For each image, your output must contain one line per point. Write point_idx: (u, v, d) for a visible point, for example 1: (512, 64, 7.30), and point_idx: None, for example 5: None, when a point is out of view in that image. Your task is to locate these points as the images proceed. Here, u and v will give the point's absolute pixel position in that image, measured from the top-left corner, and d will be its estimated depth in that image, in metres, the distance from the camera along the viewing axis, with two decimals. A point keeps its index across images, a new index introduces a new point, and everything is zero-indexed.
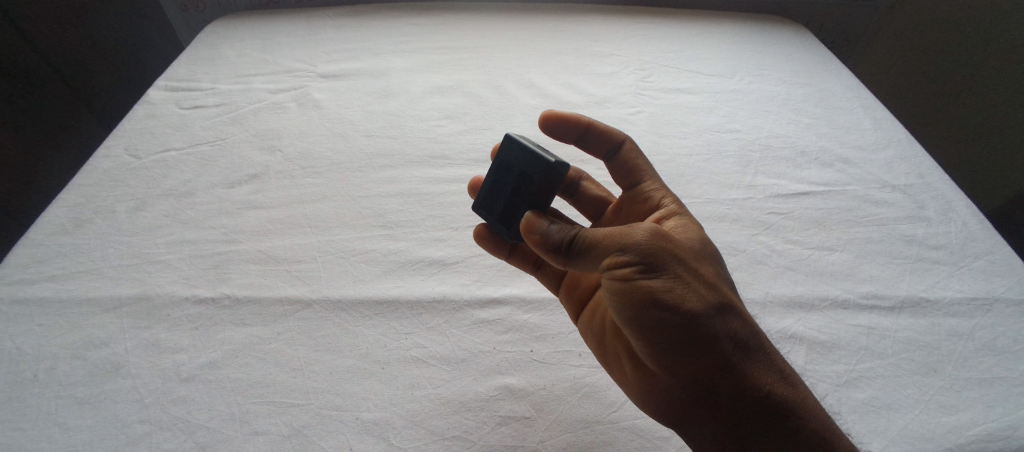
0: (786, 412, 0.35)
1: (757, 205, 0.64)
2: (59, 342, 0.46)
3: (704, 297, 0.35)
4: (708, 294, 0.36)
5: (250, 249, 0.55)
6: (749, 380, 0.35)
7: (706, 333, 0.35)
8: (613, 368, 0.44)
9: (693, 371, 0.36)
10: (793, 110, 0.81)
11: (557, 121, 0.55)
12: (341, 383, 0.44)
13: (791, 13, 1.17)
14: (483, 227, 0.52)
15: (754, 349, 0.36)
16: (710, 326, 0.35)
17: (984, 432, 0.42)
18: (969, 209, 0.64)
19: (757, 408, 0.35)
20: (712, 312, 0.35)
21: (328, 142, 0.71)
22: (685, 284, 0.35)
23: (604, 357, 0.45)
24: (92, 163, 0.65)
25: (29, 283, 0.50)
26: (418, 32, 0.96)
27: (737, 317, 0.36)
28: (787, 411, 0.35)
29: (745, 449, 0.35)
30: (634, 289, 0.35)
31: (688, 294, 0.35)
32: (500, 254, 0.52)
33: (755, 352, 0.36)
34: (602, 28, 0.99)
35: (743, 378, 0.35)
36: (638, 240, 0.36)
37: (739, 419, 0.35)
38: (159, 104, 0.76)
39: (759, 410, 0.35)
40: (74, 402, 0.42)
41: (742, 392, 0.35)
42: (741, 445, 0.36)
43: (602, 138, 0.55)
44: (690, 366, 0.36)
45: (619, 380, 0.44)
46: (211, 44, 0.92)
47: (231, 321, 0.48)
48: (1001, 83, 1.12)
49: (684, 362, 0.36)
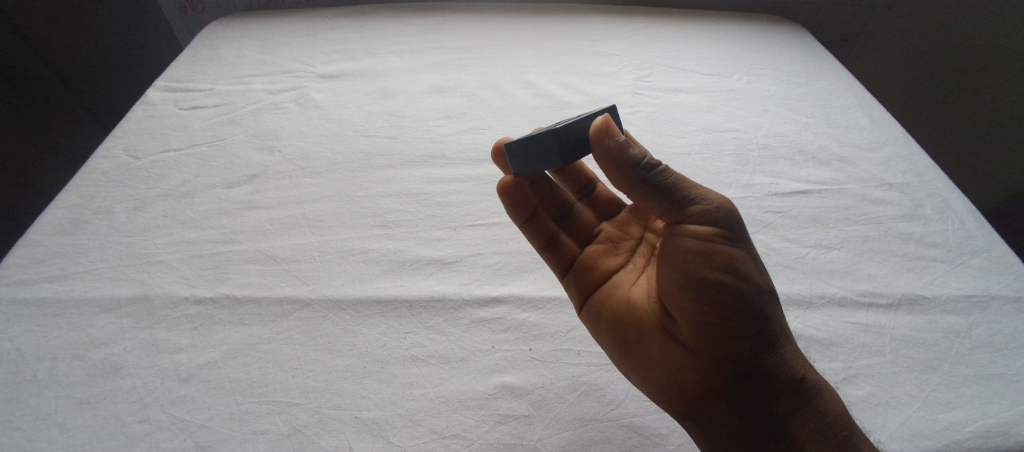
0: (816, 391, 0.39)
1: (754, 204, 0.64)
2: (59, 343, 0.46)
3: (763, 274, 0.41)
4: (764, 273, 0.41)
5: (249, 249, 0.55)
6: (786, 358, 0.40)
7: (761, 304, 0.40)
8: (634, 349, 0.44)
9: (741, 340, 0.39)
10: (790, 109, 0.81)
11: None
12: (341, 382, 0.44)
13: (790, 12, 1.17)
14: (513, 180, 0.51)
15: (789, 329, 0.42)
16: (764, 301, 0.40)
17: (982, 428, 0.42)
18: (967, 206, 0.64)
19: (791, 382, 0.39)
20: (767, 290, 0.41)
21: (327, 143, 0.71)
22: (753, 260, 0.41)
23: (626, 336, 0.45)
24: (91, 164, 0.65)
25: (29, 283, 0.50)
26: (416, 32, 0.96)
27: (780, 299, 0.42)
28: (816, 390, 0.39)
29: (773, 417, 0.39)
30: (716, 249, 0.39)
31: (752, 268, 0.40)
32: (517, 218, 0.52)
33: (789, 333, 0.41)
34: (601, 28, 0.99)
35: (783, 352, 0.40)
36: (724, 208, 0.40)
37: (776, 389, 0.39)
38: (159, 104, 0.76)
39: (792, 382, 0.39)
40: (74, 401, 0.42)
41: (781, 364, 0.39)
42: (770, 414, 0.39)
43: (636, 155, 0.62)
44: (741, 335, 0.39)
45: (641, 359, 0.44)
46: (210, 45, 0.92)
47: (231, 321, 0.48)
48: (1006, 88, 1.13)
49: (740, 330, 0.39)
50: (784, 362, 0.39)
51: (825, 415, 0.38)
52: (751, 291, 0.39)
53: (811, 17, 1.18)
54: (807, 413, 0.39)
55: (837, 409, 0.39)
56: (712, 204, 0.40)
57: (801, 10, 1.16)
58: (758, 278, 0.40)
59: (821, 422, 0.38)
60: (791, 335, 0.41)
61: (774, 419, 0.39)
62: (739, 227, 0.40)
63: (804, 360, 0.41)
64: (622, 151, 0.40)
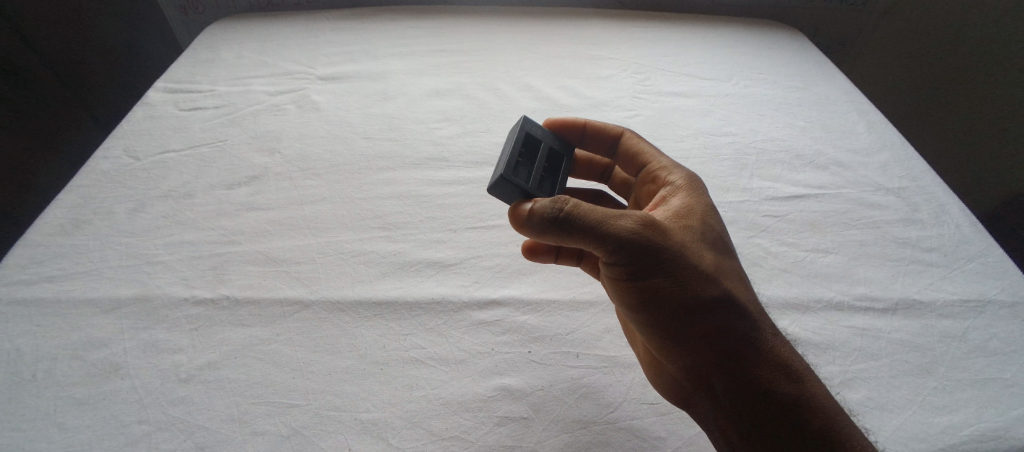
0: (788, 406, 0.37)
1: (752, 208, 0.64)
2: (57, 343, 0.46)
3: (696, 290, 0.39)
4: (700, 288, 0.40)
5: (250, 250, 0.55)
6: (747, 372, 0.39)
7: (697, 321, 0.39)
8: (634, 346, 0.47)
9: (692, 354, 0.40)
10: (788, 113, 0.82)
11: (557, 128, 0.57)
12: (341, 384, 0.44)
13: (789, 18, 1.17)
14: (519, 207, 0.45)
15: (756, 336, 0.40)
16: (699, 318, 0.39)
17: (977, 432, 0.43)
18: (963, 212, 0.65)
19: (752, 396, 0.38)
20: (704, 307, 0.39)
21: (327, 145, 0.71)
22: (678, 282, 0.39)
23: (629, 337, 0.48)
24: (92, 164, 0.65)
25: (28, 283, 0.50)
26: (417, 35, 0.97)
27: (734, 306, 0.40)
28: (789, 405, 0.37)
29: (746, 433, 0.38)
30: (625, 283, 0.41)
31: (678, 289, 0.39)
32: None
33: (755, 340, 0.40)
34: (601, 32, 1.00)
35: (740, 364, 0.39)
36: (630, 234, 0.39)
37: (741, 404, 0.38)
38: (159, 105, 0.77)
39: (753, 397, 0.38)
40: (73, 402, 0.42)
41: (738, 377, 0.39)
42: (742, 430, 0.38)
43: (596, 135, 0.56)
44: (689, 349, 0.40)
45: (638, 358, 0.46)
46: (210, 46, 0.92)
47: (230, 322, 0.48)
48: (999, 91, 1.13)
49: (682, 346, 0.40)
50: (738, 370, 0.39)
51: (796, 429, 0.37)
52: (680, 310, 0.39)
53: (810, 21, 1.18)
54: (774, 430, 0.37)
55: (814, 425, 0.37)
56: (612, 237, 0.39)
57: (800, 15, 1.17)
58: (684, 295, 0.39)
59: (789, 437, 0.37)
60: (760, 344, 0.39)
61: (751, 433, 0.38)
62: (650, 250, 0.39)
63: (775, 372, 0.38)
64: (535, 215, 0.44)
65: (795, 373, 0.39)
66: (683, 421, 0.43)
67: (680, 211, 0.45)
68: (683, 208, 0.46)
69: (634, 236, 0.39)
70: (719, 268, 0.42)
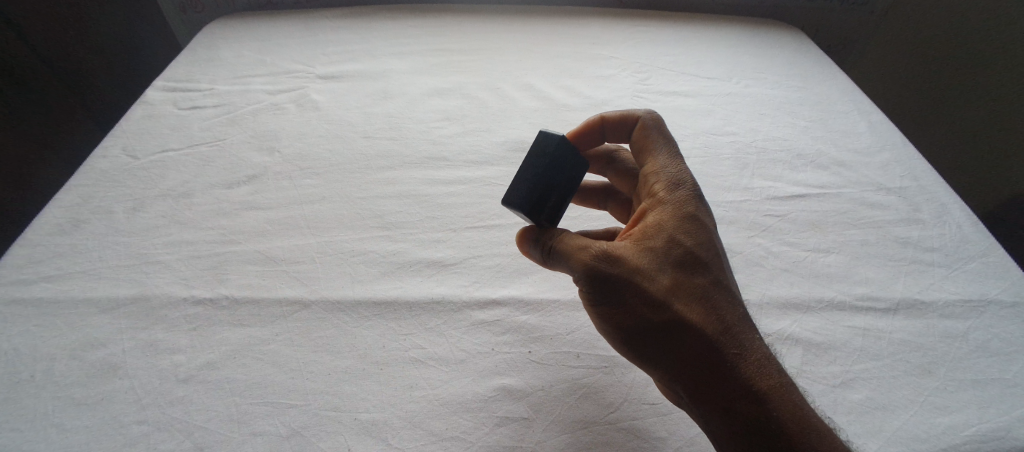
0: (751, 435, 0.34)
1: (753, 208, 0.64)
2: (55, 343, 0.45)
3: (645, 318, 0.38)
4: (650, 314, 0.38)
5: (250, 250, 0.55)
6: (707, 398, 0.36)
7: (651, 346, 0.38)
8: None
9: (658, 375, 0.39)
10: (788, 113, 0.82)
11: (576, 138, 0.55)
12: (340, 384, 0.44)
13: (790, 18, 1.17)
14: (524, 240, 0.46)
15: (719, 360, 0.37)
16: (652, 343, 0.38)
17: (979, 432, 0.43)
18: (964, 211, 0.64)
19: (714, 421, 0.36)
20: (656, 333, 0.38)
21: (327, 144, 0.71)
22: (627, 309, 0.39)
23: None
24: (90, 163, 0.65)
25: (26, 283, 0.50)
26: (417, 34, 0.96)
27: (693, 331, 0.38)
28: (752, 434, 0.34)
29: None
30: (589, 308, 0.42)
31: (627, 316, 0.39)
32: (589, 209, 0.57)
33: (718, 365, 0.36)
34: (601, 31, 1.00)
35: (700, 389, 0.36)
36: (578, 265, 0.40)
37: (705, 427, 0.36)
38: (158, 105, 0.76)
39: (714, 423, 0.36)
40: (71, 402, 0.41)
41: (697, 402, 0.36)
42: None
43: (612, 128, 0.53)
44: (654, 370, 0.39)
45: None
46: (209, 45, 0.91)
47: (229, 322, 0.48)
48: (1000, 90, 1.12)
49: (648, 367, 0.39)
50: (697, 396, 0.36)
51: None
52: (634, 336, 0.39)
53: (811, 20, 1.18)
54: None
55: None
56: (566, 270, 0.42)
57: (801, 15, 1.16)
58: (635, 323, 0.39)
59: None
60: (723, 369, 0.36)
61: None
62: (595, 281, 0.39)
63: (737, 397, 0.35)
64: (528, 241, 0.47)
65: (761, 400, 0.35)
66: (683, 421, 0.43)
67: (647, 230, 0.42)
68: (651, 224, 0.42)
69: (579, 269, 0.40)
70: (682, 288, 0.39)
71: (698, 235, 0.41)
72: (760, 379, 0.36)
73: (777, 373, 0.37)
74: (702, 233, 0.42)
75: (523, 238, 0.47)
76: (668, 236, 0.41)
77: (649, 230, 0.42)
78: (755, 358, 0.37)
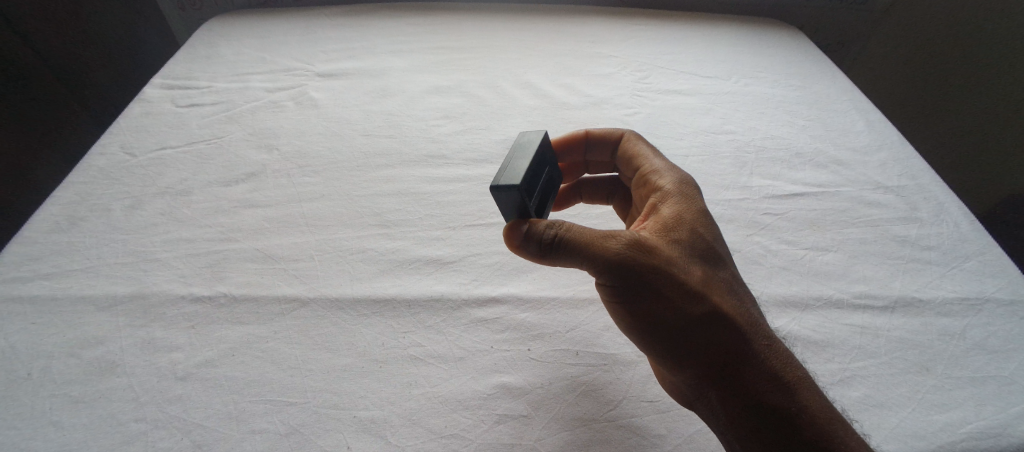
0: (786, 420, 0.36)
1: (752, 206, 0.64)
2: (53, 340, 0.45)
3: (680, 308, 0.38)
4: (689, 304, 0.39)
5: (248, 248, 0.55)
6: (743, 387, 0.37)
7: (686, 338, 0.38)
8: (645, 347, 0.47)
9: (688, 369, 0.39)
10: (787, 112, 0.82)
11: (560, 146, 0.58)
12: (338, 382, 0.44)
13: (789, 17, 1.17)
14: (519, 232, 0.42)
15: (750, 350, 0.38)
16: (690, 334, 0.38)
17: (976, 430, 0.43)
18: (961, 210, 0.65)
19: (750, 410, 0.37)
20: (695, 325, 0.38)
21: (325, 142, 0.71)
22: (665, 301, 0.39)
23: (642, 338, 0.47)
24: (87, 161, 0.65)
25: (23, 281, 0.50)
26: (416, 32, 0.96)
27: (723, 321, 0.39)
28: (787, 419, 0.36)
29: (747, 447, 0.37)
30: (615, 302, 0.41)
31: (665, 307, 0.39)
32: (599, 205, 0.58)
33: (745, 355, 0.38)
34: (601, 29, 1.00)
35: (736, 379, 0.38)
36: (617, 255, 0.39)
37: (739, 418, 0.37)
38: (156, 102, 0.76)
39: (751, 412, 0.37)
40: (69, 400, 0.41)
41: (733, 393, 0.37)
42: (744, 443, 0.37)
43: (597, 141, 0.56)
44: (683, 365, 0.39)
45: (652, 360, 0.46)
46: (207, 43, 0.91)
47: (228, 320, 0.48)
48: (1001, 87, 1.13)
49: (676, 361, 0.39)
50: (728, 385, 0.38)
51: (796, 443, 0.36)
52: (670, 328, 0.39)
53: (810, 20, 1.18)
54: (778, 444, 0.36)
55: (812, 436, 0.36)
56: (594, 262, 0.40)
57: (800, 14, 1.16)
58: (669, 313, 0.39)
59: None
60: (749, 357, 0.38)
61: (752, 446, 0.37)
62: (634, 272, 0.39)
63: (771, 385, 0.37)
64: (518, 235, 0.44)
65: (792, 386, 0.37)
66: (682, 419, 0.43)
67: (668, 222, 0.43)
68: (670, 217, 0.43)
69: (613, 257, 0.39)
70: (711, 281, 0.40)
71: (710, 231, 0.44)
72: (786, 366, 0.39)
73: (794, 360, 0.40)
74: (714, 228, 0.44)
75: (513, 230, 0.43)
76: (690, 228, 0.43)
77: (668, 223, 0.43)
78: (773, 347, 0.39)
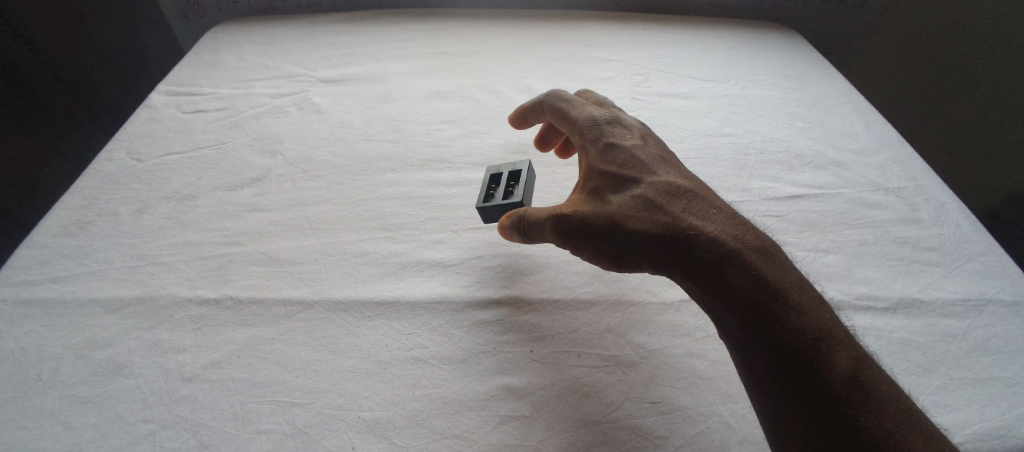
0: (756, 319, 0.37)
1: (752, 208, 0.65)
2: (62, 343, 0.46)
3: (625, 244, 0.43)
4: (630, 240, 0.43)
5: (253, 251, 0.56)
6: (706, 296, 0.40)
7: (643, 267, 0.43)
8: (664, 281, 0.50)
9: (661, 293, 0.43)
10: (786, 114, 0.82)
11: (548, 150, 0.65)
12: (343, 383, 0.44)
13: (788, 21, 1.18)
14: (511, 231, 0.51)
15: (700, 260, 0.40)
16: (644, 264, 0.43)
17: (979, 430, 0.43)
18: (962, 211, 0.65)
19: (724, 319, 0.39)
20: (643, 258, 0.43)
21: (329, 146, 0.71)
22: (614, 244, 0.44)
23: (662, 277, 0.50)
24: (94, 166, 0.66)
25: (33, 284, 0.51)
26: (417, 38, 0.97)
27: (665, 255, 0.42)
28: (756, 318, 0.37)
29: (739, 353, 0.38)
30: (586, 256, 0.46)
31: (614, 250, 0.44)
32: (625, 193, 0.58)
33: (694, 268, 0.40)
34: (601, 34, 1.00)
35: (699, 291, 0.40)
36: (561, 219, 0.45)
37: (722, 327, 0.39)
38: (161, 108, 0.77)
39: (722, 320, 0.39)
40: (78, 401, 0.42)
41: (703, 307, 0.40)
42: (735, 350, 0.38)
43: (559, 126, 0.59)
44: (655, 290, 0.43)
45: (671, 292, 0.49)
46: (212, 50, 0.92)
47: (234, 322, 0.49)
48: (1002, 91, 1.13)
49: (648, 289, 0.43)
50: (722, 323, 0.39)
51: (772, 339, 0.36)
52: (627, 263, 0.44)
53: (808, 24, 1.19)
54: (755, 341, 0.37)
55: (782, 330, 0.36)
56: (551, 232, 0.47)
57: (798, 18, 1.17)
58: (621, 253, 0.44)
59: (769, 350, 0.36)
60: (702, 268, 0.40)
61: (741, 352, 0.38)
62: (576, 233, 0.45)
63: (729, 287, 0.39)
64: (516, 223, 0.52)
65: (753, 285, 0.38)
66: (684, 420, 0.43)
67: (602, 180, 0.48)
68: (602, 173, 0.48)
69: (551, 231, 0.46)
70: (646, 210, 0.44)
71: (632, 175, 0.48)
72: (737, 261, 0.39)
73: (752, 256, 0.40)
74: (635, 172, 0.48)
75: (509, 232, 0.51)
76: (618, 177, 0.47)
77: (600, 182, 0.48)
78: (724, 247, 0.40)
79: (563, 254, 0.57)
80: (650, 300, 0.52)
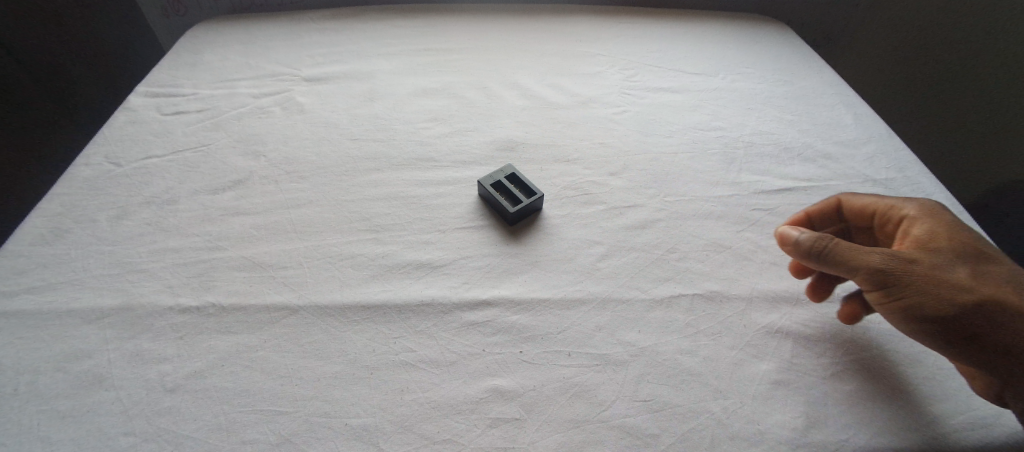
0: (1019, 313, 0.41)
1: (741, 202, 0.65)
2: (39, 355, 0.45)
3: (938, 262, 0.44)
4: (941, 261, 0.44)
5: (236, 256, 0.55)
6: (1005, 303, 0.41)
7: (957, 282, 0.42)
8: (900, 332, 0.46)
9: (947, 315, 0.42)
10: (775, 107, 0.82)
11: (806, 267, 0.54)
12: (330, 389, 0.43)
13: (776, 12, 1.17)
14: (792, 243, 0.49)
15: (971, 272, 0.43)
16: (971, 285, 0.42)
17: (966, 420, 0.43)
18: (949, 202, 0.65)
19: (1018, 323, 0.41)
20: (964, 280, 0.42)
21: (313, 147, 0.70)
22: (924, 266, 0.43)
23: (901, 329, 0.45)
24: (71, 171, 0.64)
25: (8, 295, 0.49)
26: (403, 34, 0.96)
27: (961, 285, 0.42)
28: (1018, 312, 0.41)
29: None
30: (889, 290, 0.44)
31: (933, 274, 0.43)
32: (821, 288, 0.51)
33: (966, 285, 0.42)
34: (590, 28, 1.00)
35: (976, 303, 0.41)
36: (825, 242, 0.46)
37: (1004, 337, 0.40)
38: (140, 110, 0.75)
39: (993, 322, 0.41)
40: (56, 415, 0.41)
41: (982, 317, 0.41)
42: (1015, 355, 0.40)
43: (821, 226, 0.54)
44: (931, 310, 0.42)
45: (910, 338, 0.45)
46: (192, 49, 0.90)
47: (217, 329, 0.48)
48: (994, 82, 1.12)
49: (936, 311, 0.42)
50: (976, 336, 0.41)
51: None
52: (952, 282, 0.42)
53: (797, 15, 1.19)
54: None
55: None
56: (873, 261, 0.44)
57: (786, 10, 1.17)
58: (925, 274, 0.43)
59: None
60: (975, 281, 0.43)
61: None
62: (884, 272, 0.44)
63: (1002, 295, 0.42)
64: (797, 245, 0.48)
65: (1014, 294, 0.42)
66: (676, 418, 0.43)
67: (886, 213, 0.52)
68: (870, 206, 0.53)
69: (873, 269, 0.44)
70: (916, 239, 0.47)
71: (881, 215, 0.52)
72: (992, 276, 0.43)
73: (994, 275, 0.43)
74: (878, 215, 0.52)
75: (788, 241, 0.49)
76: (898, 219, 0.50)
77: (886, 215, 0.51)
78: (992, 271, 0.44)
79: (552, 252, 0.57)
80: (640, 298, 0.52)
